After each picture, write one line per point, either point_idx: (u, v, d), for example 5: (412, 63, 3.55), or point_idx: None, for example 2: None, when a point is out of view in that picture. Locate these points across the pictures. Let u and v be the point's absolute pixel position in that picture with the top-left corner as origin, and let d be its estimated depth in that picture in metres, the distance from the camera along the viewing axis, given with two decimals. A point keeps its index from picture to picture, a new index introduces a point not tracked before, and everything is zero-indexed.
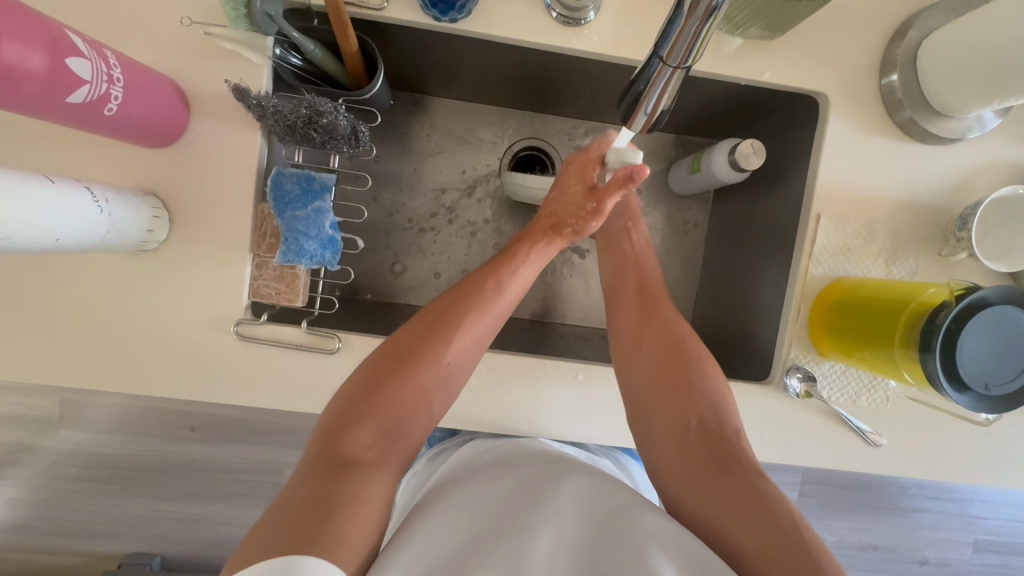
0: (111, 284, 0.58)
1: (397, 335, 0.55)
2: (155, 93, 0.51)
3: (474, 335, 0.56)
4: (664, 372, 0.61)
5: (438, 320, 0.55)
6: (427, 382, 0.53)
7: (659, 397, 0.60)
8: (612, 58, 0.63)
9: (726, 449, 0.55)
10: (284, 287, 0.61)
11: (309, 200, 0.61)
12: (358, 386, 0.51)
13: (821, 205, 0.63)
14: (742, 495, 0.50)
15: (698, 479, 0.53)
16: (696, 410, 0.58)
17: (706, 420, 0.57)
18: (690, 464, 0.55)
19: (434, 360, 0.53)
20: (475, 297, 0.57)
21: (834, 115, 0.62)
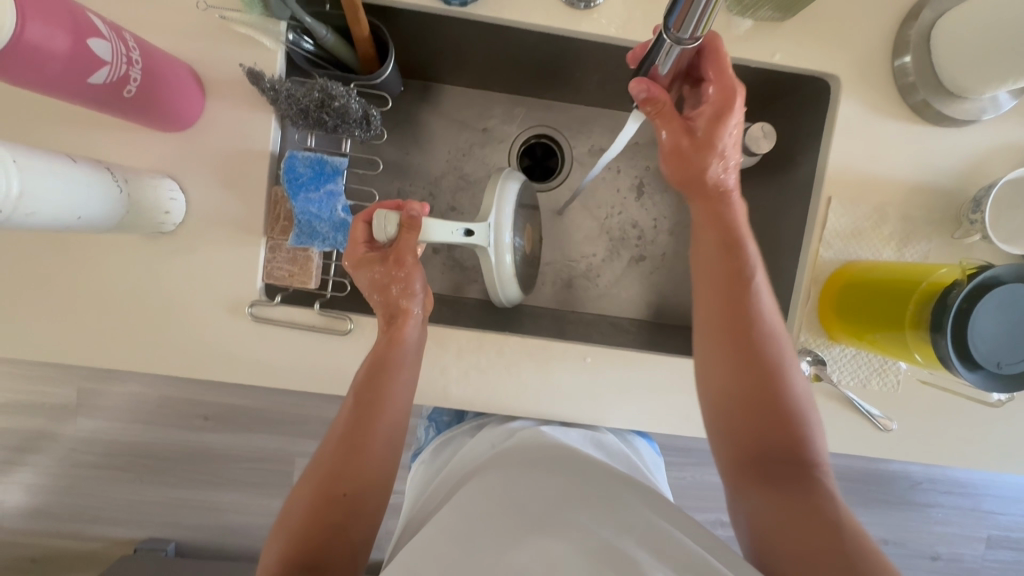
0: (129, 265, 0.59)
1: (316, 458, 0.57)
2: (172, 76, 0.52)
3: (378, 441, 0.57)
4: (744, 382, 0.54)
5: (347, 439, 0.56)
6: (334, 511, 0.53)
7: (730, 408, 0.54)
8: (621, 41, 0.63)
9: (797, 469, 0.51)
10: (297, 270, 0.62)
11: (322, 183, 0.61)
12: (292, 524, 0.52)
13: (832, 187, 0.63)
14: (811, 523, 0.46)
15: (759, 499, 0.50)
16: (773, 430, 0.53)
17: (779, 440, 0.52)
18: (750, 487, 0.51)
19: (348, 478, 0.54)
20: (368, 406, 0.57)
21: (845, 97, 0.62)
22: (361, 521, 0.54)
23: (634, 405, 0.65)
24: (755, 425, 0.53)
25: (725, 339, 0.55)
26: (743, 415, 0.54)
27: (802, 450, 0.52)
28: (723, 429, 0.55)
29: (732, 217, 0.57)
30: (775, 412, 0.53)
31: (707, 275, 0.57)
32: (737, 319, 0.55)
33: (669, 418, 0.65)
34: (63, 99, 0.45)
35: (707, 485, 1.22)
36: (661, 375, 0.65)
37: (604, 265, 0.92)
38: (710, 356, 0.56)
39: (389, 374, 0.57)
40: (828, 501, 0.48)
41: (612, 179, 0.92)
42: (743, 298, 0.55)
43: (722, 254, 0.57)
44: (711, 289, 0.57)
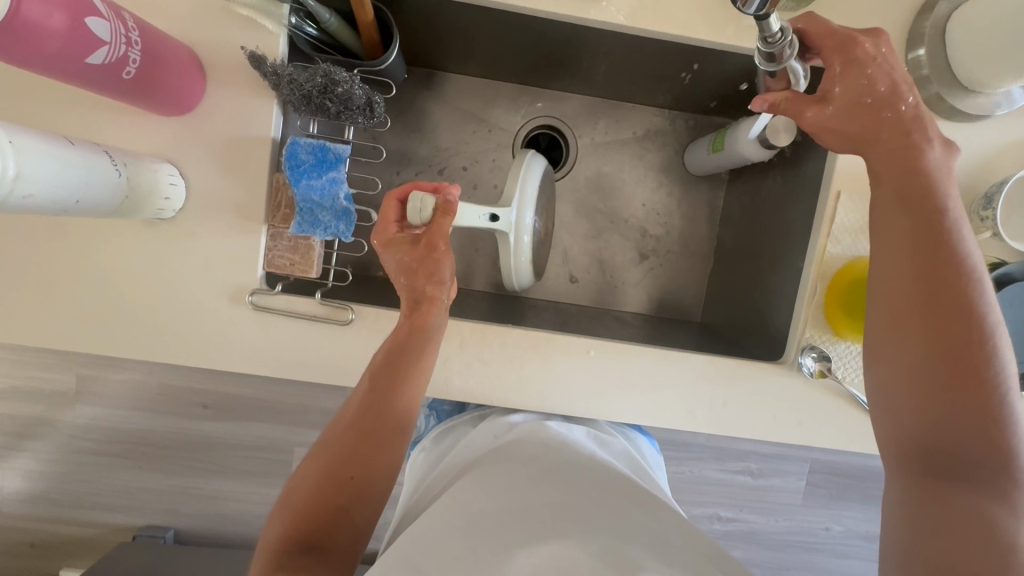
0: (129, 251, 0.58)
1: (324, 439, 0.56)
2: (172, 57, 0.51)
3: (390, 429, 0.56)
4: (948, 362, 0.44)
5: (358, 424, 0.55)
6: (338, 495, 0.52)
7: (917, 390, 0.45)
8: (631, 29, 0.61)
9: (986, 473, 0.43)
10: (298, 258, 0.61)
11: (324, 170, 0.60)
12: (294, 503, 0.52)
13: (842, 182, 0.62)
14: (971, 530, 0.41)
15: (928, 495, 0.44)
16: (967, 422, 0.43)
17: (967, 433, 0.43)
18: (922, 482, 0.44)
19: (357, 463, 0.54)
20: (382, 392, 0.56)
21: None
22: (365, 506, 0.53)
23: (637, 398, 0.64)
24: (951, 414, 0.43)
25: (918, 306, 0.45)
26: (935, 396, 0.44)
27: (1004, 452, 0.43)
28: (903, 411, 0.45)
29: (925, 169, 0.47)
30: (975, 397, 0.43)
31: (896, 230, 0.47)
32: (937, 283, 0.45)
33: (672, 413, 0.65)
34: (60, 79, 0.44)
35: (705, 479, 1.22)
36: (665, 369, 0.64)
37: (607, 258, 0.91)
38: (900, 325, 0.46)
39: (410, 361, 0.57)
40: (1008, 516, 0.41)
41: (617, 171, 0.92)
42: (945, 259, 0.45)
43: (917, 192, 0.47)
44: (906, 247, 0.46)
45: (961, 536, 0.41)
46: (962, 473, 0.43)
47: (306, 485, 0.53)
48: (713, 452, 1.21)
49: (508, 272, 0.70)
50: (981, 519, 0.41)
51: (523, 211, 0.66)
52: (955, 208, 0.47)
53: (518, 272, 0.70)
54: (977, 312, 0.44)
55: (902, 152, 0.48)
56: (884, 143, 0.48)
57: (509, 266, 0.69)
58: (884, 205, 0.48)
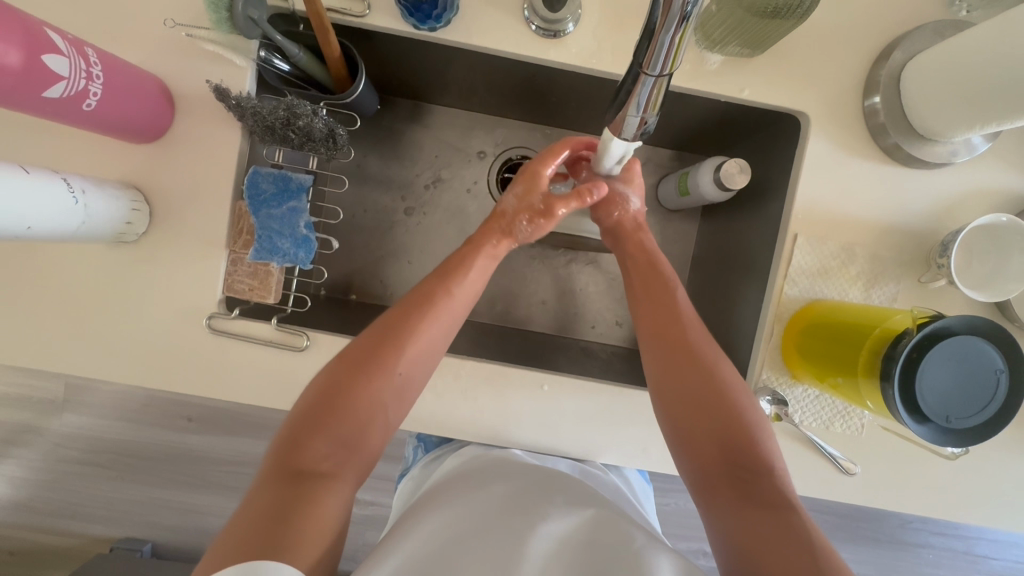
0: (93, 273, 0.60)
1: (347, 348, 0.53)
2: (136, 90, 0.53)
3: (430, 340, 0.54)
4: (686, 388, 0.55)
5: (393, 316, 0.54)
6: (382, 393, 0.52)
7: (683, 417, 0.54)
8: (592, 70, 0.62)
9: (761, 486, 0.50)
10: (257, 284, 0.62)
11: (285, 199, 0.61)
12: (300, 412, 0.50)
13: (799, 225, 0.62)
14: (771, 540, 0.46)
15: (730, 515, 0.49)
16: (723, 440, 0.52)
17: (743, 444, 0.52)
18: (717, 500, 0.51)
19: (371, 394, 0.51)
20: (429, 300, 0.55)
21: (814, 135, 0.62)
22: (390, 412, 0.53)
23: (591, 435, 0.64)
24: (705, 428, 0.53)
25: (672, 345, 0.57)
26: (691, 421, 0.54)
27: (761, 457, 0.51)
28: (684, 445, 0.54)
29: (646, 245, 0.66)
30: (728, 413, 0.53)
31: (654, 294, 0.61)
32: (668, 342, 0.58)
33: (627, 451, 0.64)
34: (21, 110, 0.45)
35: (687, 515, 1.19)
36: (619, 407, 0.64)
37: (579, 288, 0.92)
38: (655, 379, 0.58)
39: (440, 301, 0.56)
40: (795, 513, 0.47)
41: None
42: (671, 309, 0.59)
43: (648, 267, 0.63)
44: (647, 304, 0.61)
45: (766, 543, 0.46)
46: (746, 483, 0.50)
47: (305, 403, 0.50)
48: None
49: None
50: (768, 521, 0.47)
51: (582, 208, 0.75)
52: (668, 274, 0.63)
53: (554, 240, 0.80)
54: (696, 346, 0.57)
55: (631, 241, 0.67)
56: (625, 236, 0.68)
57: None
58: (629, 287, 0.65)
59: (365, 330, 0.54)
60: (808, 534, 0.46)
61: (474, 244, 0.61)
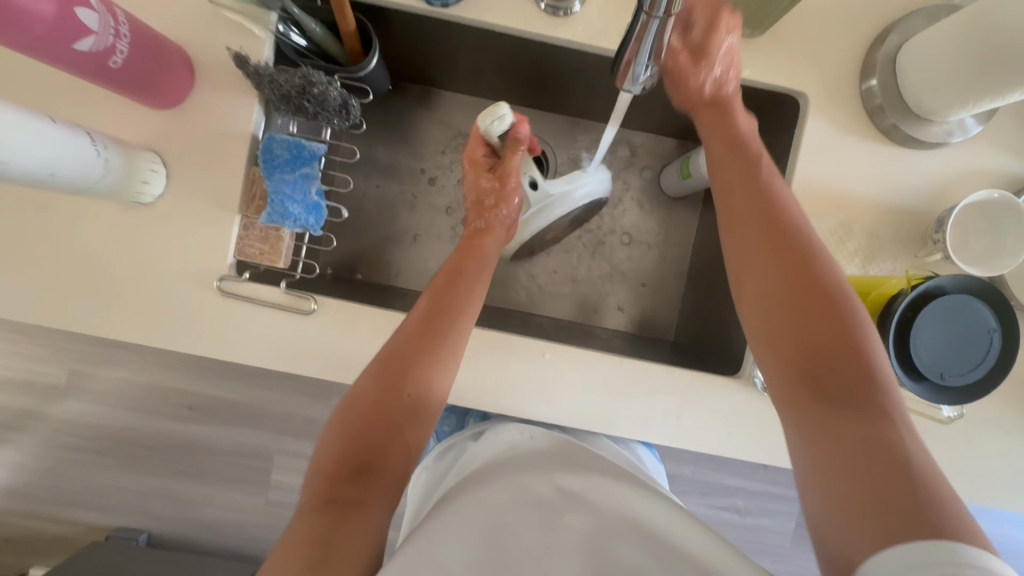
0: (109, 234, 0.61)
1: (377, 359, 0.56)
2: (159, 53, 0.55)
3: (441, 363, 0.56)
4: (771, 250, 0.51)
5: (414, 331, 0.57)
6: (397, 417, 0.54)
7: (766, 250, 0.51)
8: (598, 49, 0.64)
9: (856, 390, 0.43)
10: (267, 248, 0.63)
11: (298, 166, 0.63)
12: (350, 415, 0.54)
13: (798, 201, 0.64)
14: (860, 455, 0.40)
15: (816, 420, 0.44)
16: (818, 354, 0.46)
17: (829, 340, 0.46)
18: (797, 387, 0.46)
19: (409, 395, 0.54)
20: (436, 325, 0.58)
21: (813, 114, 0.63)
22: (409, 435, 0.54)
23: (593, 406, 0.65)
24: (792, 308, 0.48)
25: (756, 208, 0.53)
26: (782, 272, 0.50)
27: (854, 359, 0.45)
28: (795, 398, 0.46)
29: (738, 124, 0.60)
30: (806, 274, 0.49)
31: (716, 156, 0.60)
32: (795, 271, 0.49)
33: (627, 422, 0.65)
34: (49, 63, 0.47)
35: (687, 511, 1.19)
36: (620, 378, 0.64)
37: (582, 273, 0.93)
38: (760, 324, 0.50)
39: (445, 325, 0.58)
40: (893, 430, 0.41)
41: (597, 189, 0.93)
42: (777, 215, 0.52)
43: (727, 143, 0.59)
44: (737, 173, 0.57)
45: (860, 463, 0.40)
46: (839, 397, 0.44)
47: (353, 407, 0.54)
48: (699, 487, 1.20)
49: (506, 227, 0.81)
50: (890, 487, 0.38)
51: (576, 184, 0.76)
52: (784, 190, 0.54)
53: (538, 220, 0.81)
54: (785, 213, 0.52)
55: (721, 116, 0.61)
56: (705, 111, 0.63)
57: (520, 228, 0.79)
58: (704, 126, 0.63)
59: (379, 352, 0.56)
60: (908, 470, 0.39)
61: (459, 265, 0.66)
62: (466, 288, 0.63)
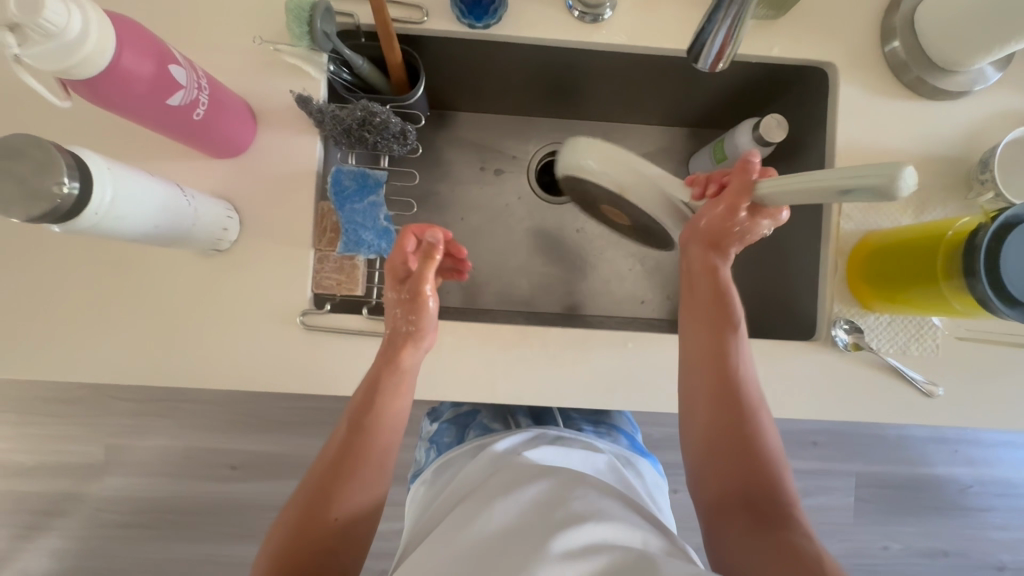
0: (189, 285, 0.63)
1: (323, 456, 0.56)
2: (231, 103, 0.57)
3: (376, 462, 0.55)
4: (722, 428, 0.56)
5: (353, 424, 0.55)
6: (340, 515, 0.53)
7: (717, 450, 0.55)
8: (633, 47, 0.68)
9: (776, 511, 0.51)
10: (344, 278, 0.65)
11: (365, 195, 0.65)
12: (308, 491, 0.54)
13: (844, 164, 0.66)
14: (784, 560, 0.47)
15: (742, 538, 0.50)
16: (732, 437, 0.55)
17: (762, 483, 0.53)
18: (732, 522, 0.52)
19: (366, 464, 0.54)
20: (362, 417, 0.55)
21: (843, 81, 0.67)
22: (359, 534, 0.54)
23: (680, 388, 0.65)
24: (730, 466, 0.54)
25: (708, 397, 0.57)
26: (722, 461, 0.55)
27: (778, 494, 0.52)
28: (705, 471, 0.56)
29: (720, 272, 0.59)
30: (744, 453, 0.54)
31: (692, 319, 0.60)
32: (718, 380, 0.57)
33: None
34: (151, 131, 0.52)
35: None
36: None
37: (626, 269, 0.95)
38: (694, 402, 0.58)
39: (374, 414, 0.56)
40: (803, 539, 0.49)
41: None
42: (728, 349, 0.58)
43: (703, 293, 0.60)
44: (696, 330, 0.59)
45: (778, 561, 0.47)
46: (762, 516, 0.51)
47: (307, 492, 0.54)
48: None
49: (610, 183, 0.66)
50: (778, 545, 0.48)
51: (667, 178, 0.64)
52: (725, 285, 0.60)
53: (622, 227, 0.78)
54: (747, 402, 0.56)
55: (703, 280, 0.59)
56: (694, 287, 0.60)
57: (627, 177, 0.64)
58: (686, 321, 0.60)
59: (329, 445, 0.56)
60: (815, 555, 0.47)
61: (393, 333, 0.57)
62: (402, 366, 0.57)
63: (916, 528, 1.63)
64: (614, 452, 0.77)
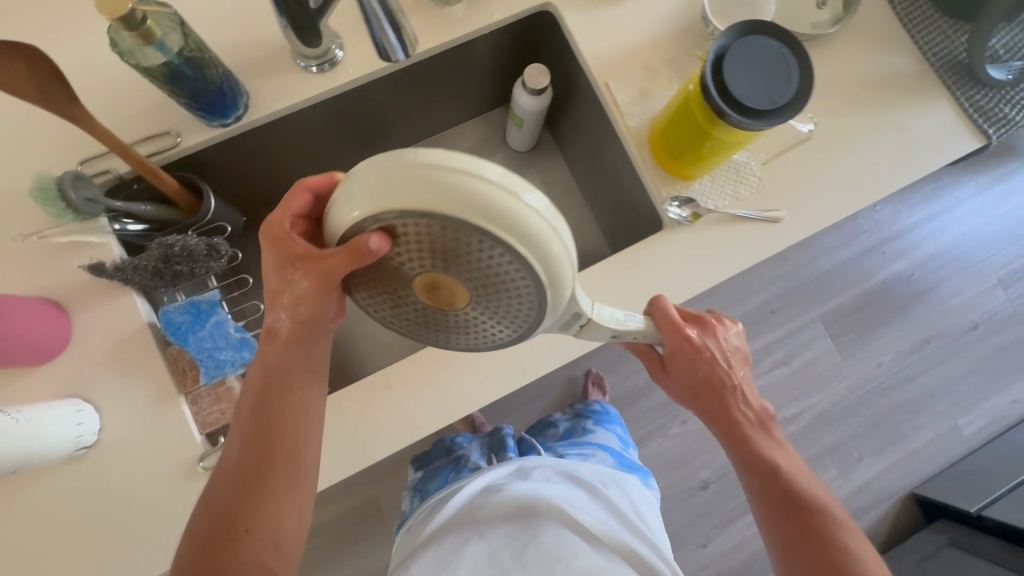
0: (83, 491, 0.60)
1: (212, 496, 0.51)
2: (20, 307, 0.56)
3: (288, 490, 0.52)
4: (769, 515, 0.59)
5: (246, 461, 0.51)
6: (249, 551, 0.50)
7: (779, 535, 0.58)
8: (379, 72, 0.71)
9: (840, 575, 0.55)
10: (226, 405, 0.63)
11: (205, 319, 0.64)
12: (205, 534, 0.50)
13: (604, 75, 0.72)
14: None
15: None
16: (795, 522, 0.57)
17: (832, 553, 0.56)
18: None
19: (242, 551, 0.49)
20: (262, 445, 0.52)
21: (566, 12, 0.73)
22: (277, 561, 0.51)
23: None
24: (799, 545, 0.57)
25: (761, 478, 0.59)
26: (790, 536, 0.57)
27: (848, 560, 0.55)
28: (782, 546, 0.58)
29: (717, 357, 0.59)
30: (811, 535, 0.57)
31: (733, 442, 0.61)
32: (771, 489, 0.59)
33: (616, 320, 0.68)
34: None
35: None
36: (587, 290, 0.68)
37: None
38: (739, 462, 0.61)
39: (280, 439, 0.52)
40: None
41: None
42: (755, 452, 0.60)
43: (709, 389, 0.60)
44: (733, 443, 0.61)
45: None
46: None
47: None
48: None
49: (471, 220, 0.36)
50: None
51: (519, 185, 0.36)
52: (735, 389, 0.60)
53: (501, 283, 0.40)
54: (801, 497, 0.58)
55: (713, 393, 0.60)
56: (709, 403, 0.61)
57: (457, 199, 0.35)
58: (729, 447, 0.61)
59: (225, 482, 0.52)
60: None
61: (266, 361, 0.53)
62: (297, 396, 0.54)
63: (893, 333, 1.73)
64: (595, 476, 0.85)
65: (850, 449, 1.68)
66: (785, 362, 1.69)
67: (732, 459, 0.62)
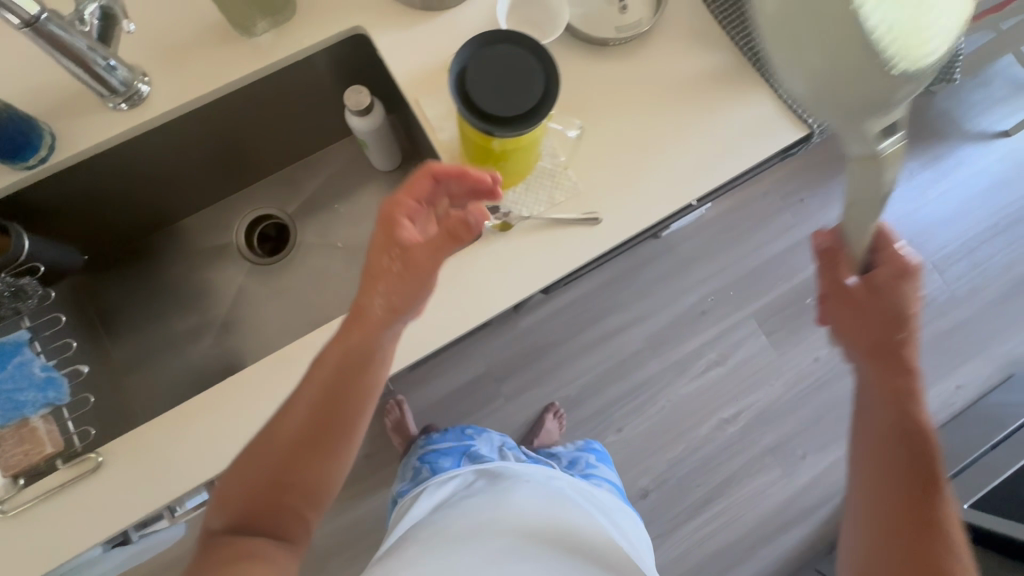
0: None
1: (299, 412, 0.55)
2: None
3: (358, 427, 0.56)
4: (898, 496, 0.54)
5: (321, 398, 0.55)
6: (308, 480, 0.54)
7: (900, 527, 0.52)
8: (192, 104, 0.72)
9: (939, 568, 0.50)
10: (26, 446, 0.64)
11: (8, 362, 0.68)
12: (264, 459, 0.54)
13: (415, 91, 0.72)
14: None
15: None
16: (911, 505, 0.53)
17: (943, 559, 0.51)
18: None
19: (304, 472, 0.54)
20: (345, 391, 0.55)
21: (377, 33, 0.73)
22: (305, 514, 0.55)
23: None
24: (917, 529, 0.52)
25: (894, 431, 0.56)
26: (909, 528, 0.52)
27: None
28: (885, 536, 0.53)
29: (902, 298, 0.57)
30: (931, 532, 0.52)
31: (883, 421, 0.56)
32: (909, 429, 0.55)
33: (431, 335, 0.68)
34: None
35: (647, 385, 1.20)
36: None
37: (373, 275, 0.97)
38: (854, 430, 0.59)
39: (371, 372, 0.56)
40: None
41: (335, 207, 0.99)
42: (913, 406, 0.56)
43: (892, 399, 0.56)
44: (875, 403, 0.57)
45: None
46: None
47: (240, 480, 0.54)
48: None
49: None
50: None
51: None
52: (904, 368, 0.57)
53: None
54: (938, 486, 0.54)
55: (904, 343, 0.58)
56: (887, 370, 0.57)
57: None
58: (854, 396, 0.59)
59: (303, 401, 0.55)
60: None
61: (362, 301, 0.56)
62: (370, 338, 0.56)
63: None
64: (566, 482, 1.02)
65: (793, 447, 1.61)
66: (719, 361, 1.62)
67: (868, 418, 0.58)
